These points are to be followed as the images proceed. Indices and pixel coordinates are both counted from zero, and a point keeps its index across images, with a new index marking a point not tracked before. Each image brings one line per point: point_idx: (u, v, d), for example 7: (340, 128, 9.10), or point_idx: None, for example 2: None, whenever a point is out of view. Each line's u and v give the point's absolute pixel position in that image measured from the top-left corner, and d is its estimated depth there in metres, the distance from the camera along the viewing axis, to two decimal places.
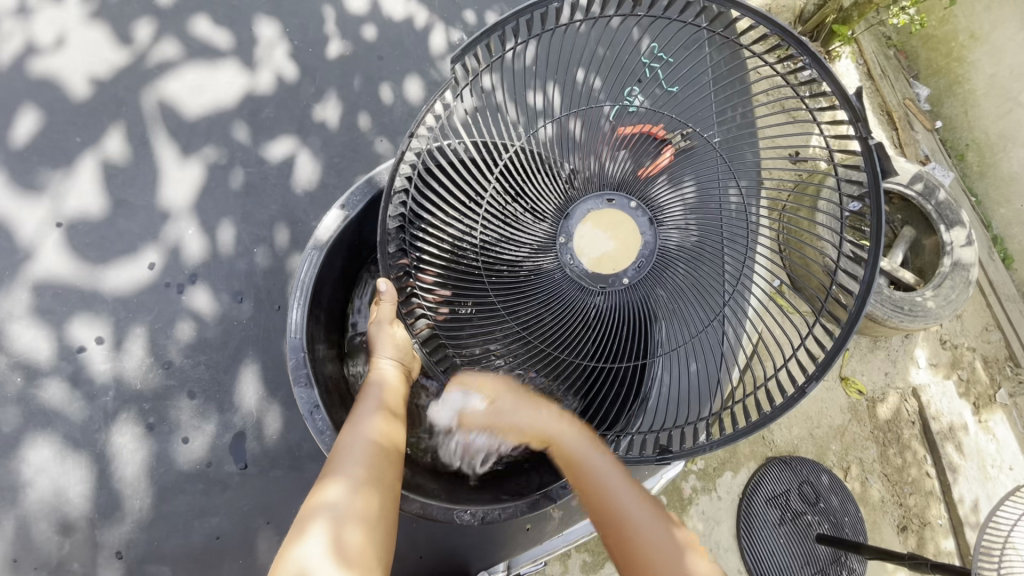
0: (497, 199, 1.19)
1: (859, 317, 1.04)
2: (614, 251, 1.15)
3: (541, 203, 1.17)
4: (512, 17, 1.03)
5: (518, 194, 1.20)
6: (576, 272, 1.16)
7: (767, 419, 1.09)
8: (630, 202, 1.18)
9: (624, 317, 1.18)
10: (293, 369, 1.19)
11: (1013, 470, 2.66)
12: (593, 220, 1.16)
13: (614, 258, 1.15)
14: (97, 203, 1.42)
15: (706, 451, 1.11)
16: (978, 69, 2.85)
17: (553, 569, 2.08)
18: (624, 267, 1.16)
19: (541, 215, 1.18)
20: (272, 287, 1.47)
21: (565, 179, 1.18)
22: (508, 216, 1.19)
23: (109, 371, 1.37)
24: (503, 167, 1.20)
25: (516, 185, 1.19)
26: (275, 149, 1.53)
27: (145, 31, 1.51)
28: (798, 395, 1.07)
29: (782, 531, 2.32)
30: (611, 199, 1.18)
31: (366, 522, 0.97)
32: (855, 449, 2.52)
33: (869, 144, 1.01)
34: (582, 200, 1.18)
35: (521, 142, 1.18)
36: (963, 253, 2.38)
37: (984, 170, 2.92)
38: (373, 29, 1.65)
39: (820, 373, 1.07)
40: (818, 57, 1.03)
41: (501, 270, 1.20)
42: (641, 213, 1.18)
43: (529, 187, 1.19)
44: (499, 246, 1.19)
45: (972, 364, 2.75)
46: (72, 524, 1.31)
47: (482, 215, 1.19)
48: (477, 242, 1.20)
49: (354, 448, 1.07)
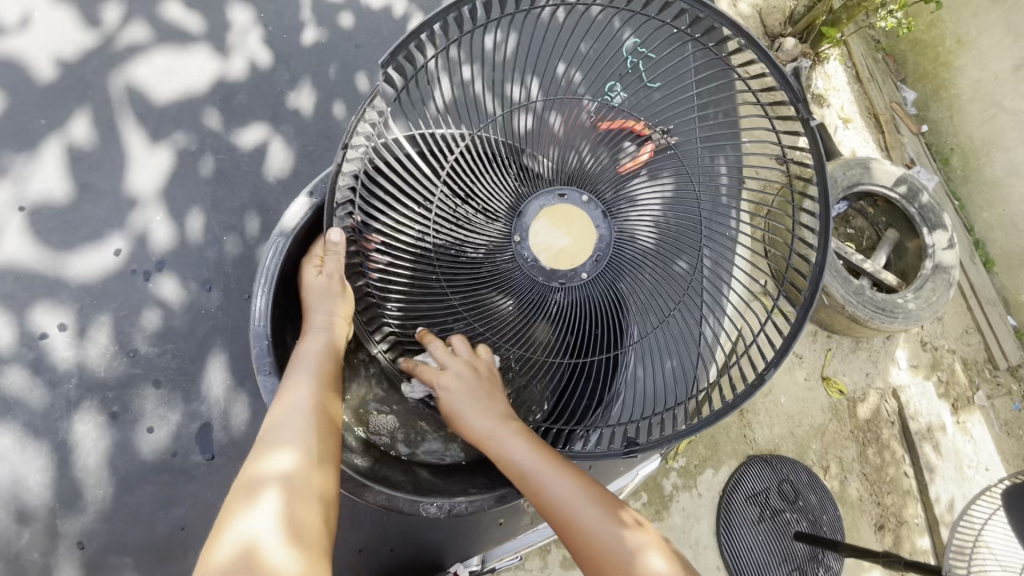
0: (447, 201, 1.13)
1: (811, 300, 1.02)
2: (568, 246, 1.11)
3: (492, 203, 1.12)
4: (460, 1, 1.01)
5: (469, 194, 1.14)
6: (532, 271, 1.12)
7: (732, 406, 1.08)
8: (582, 195, 1.13)
9: (593, 312, 1.15)
10: (257, 357, 1.17)
11: (989, 471, 2.70)
12: (547, 216, 1.12)
13: (571, 254, 1.12)
14: (61, 188, 1.40)
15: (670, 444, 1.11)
16: (964, 74, 2.85)
17: (531, 565, 2.09)
18: (581, 261, 1.12)
19: (494, 215, 1.12)
20: (242, 276, 1.46)
21: (514, 176, 1.12)
22: (459, 218, 1.13)
23: (71, 358, 1.35)
24: (452, 166, 1.14)
25: (466, 186, 1.13)
26: (247, 136, 1.51)
27: (113, 13, 1.48)
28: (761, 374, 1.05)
29: (761, 528, 2.34)
30: (563, 192, 1.13)
31: (323, 498, 0.93)
32: (834, 448, 2.54)
33: (809, 124, 1.00)
34: (533, 197, 1.12)
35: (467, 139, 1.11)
36: (944, 256, 2.40)
37: (968, 174, 2.94)
38: (350, 17, 1.62)
39: (777, 359, 1.06)
40: (740, 28, 1.03)
41: (459, 257, 1.15)
42: (593, 206, 1.13)
43: (480, 182, 1.12)
44: (454, 250, 1.15)
45: (951, 365, 2.78)
46: (31, 513, 1.29)
47: (432, 214, 1.13)
48: (431, 247, 1.15)
49: (295, 418, 1.01)
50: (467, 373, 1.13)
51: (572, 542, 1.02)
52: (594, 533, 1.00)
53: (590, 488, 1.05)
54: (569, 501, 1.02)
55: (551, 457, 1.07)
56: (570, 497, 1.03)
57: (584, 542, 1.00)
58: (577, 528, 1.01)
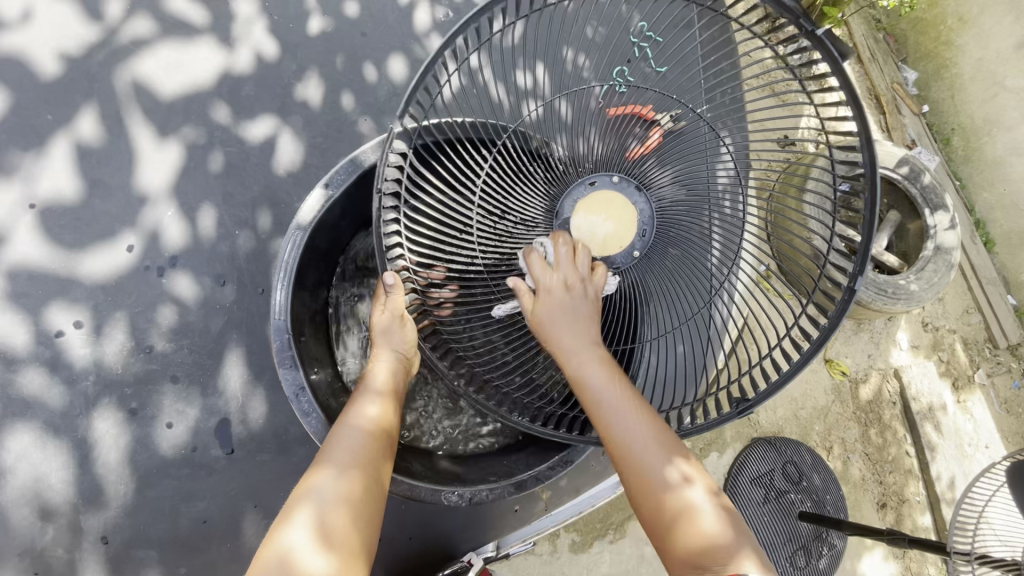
0: (486, 220, 1.15)
1: (852, 291, 1.02)
2: (613, 231, 1.13)
3: (529, 212, 1.14)
4: (494, 5, 1.00)
5: (505, 210, 1.16)
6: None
7: (753, 403, 1.08)
8: (613, 178, 1.14)
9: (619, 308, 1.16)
10: (277, 351, 1.17)
11: (989, 449, 2.73)
12: (584, 207, 1.12)
13: (618, 237, 1.13)
14: (70, 185, 1.39)
15: (699, 434, 1.09)
16: (966, 52, 2.82)
17: (543, 548, 2.12)
18: (630, 241, 1.13)
19: (533, 223, 1.15)
20: (255, 270, 1.45)
21: (543, 182, 1.14)
22: (501, 233, 1.15)
23: (88, 356, 1.35)
24: (485, 183, 1.15)
25: (502, 202, 1.15)
26: (255, 129, 1.49)
27: (115, 6, 1.46)
28: (789, 374, 1.05)
29: (767, 508, 2.37)
30: (593, 181, 1.14)
31: (353, 505, 0.96)
32: (837, 429, 2.57)
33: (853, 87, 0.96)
34: (567, 193, 1.13)
35: (494, 158, 1.12)
36: (945, 237, 2.39)
37: (969, 154, 2.92)
38: (355, 4, 1.59)
39: (811, 355, 1.04)
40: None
41: (510, 270, 1.17)
42: (626, 184, 1.13)
43: (514, 195, 1.15)
44: (502, 266, 1.17)
45: (952, 346, 2.80)
46: (55, 510, 1.30)
47: (477, 237, 1.15)
48: (481, 268, 1.16)
49: (346, 437, 1.05)
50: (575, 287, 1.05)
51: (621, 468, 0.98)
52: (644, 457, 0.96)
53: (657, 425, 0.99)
54: (634, 433, 0.97)
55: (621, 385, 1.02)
56: (637, 439, 0.96)
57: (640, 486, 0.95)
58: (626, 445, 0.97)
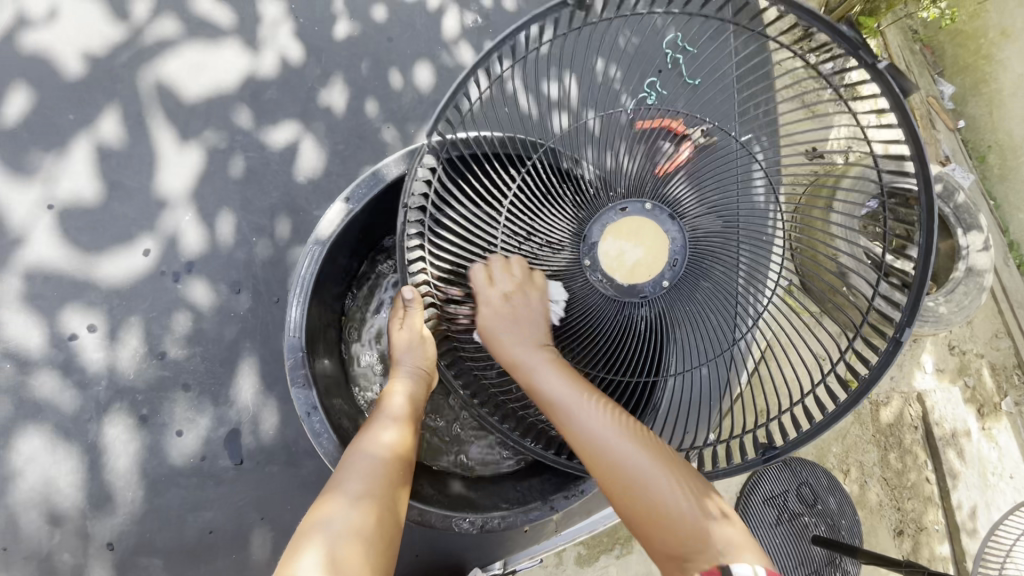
0: (511, 239, 1.15)
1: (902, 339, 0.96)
2: (643, 257, 1.07)
3: (555, 235, 1.11)
4: (534, 20, 0.98)
5: (531, 230, 1.14)
6: (609, 291, 1.07)
7: (782, 451, 1.01)
8: (645, 204, 1.09)
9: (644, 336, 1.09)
10: (291, 369, 1.15)
11: (1015, 479, 2.61)
12: (614, 233, 1.07)
13: (648, 265, 1.07)
14: (90, 187, 1.37)
15: (723, 477, 1.03)
16: (1007, 69, 2.67)
17: (548, 561, 2.08)
18: (659, 271, 1.07)
19: (559, 245, 1.11)
20: (271, 279, 1.42)
21: (573, 205, 1.10)
22: (525, 253, 1.14)
23: (102, 360, 1.33)
24: (511, 202, 1.12)
25: (528, 222, 1.13)
26: (277, 134, 1.46)
27: (142, 7, 1.44)
28: (826, 423, 0.98)
29: (778, 531, 2.27)
30: (624, 207, 1.09)
31: (364, 539, 0.91)
32: (857, 452, 2.48)
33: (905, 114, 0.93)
34: (596, 217, 1.08)
35: (523, 177, 1.08)
36: (977, 259, 2.28)
37: (1005, 174, 2.80)
38: (383, 9, 1.56)
39: (849, 405, 0.98)
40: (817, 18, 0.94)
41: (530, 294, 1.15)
42: (660, 212, 1.09)
43: (540, 215, 1.12)
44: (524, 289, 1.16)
45: (979, 371, 2.69)
46: (63, 516, 1.28)
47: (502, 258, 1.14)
48: None
49: (360, 462, 1.01)
50: (514, 296, 1.07)
51: (616, 490, 0.91)
52: (639, 474, 0.89)
53: (643, 435, 0.93)
54: (612, 441, 0.92)
55: (591, 393, 0.98)
56: (603, 437, 0.92)
57: (619, 492, 0.91)
58: (613, 460, 0.91)
